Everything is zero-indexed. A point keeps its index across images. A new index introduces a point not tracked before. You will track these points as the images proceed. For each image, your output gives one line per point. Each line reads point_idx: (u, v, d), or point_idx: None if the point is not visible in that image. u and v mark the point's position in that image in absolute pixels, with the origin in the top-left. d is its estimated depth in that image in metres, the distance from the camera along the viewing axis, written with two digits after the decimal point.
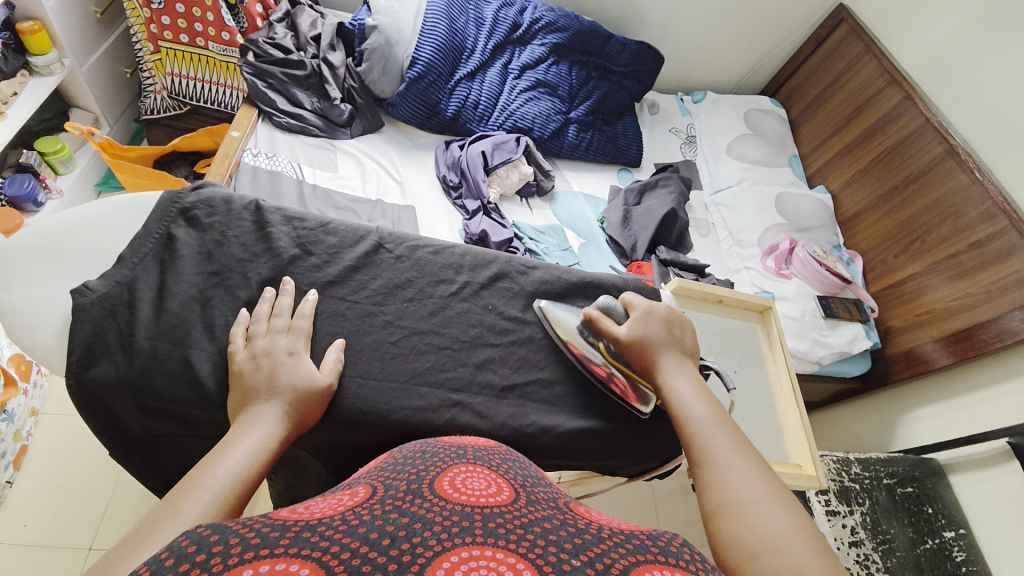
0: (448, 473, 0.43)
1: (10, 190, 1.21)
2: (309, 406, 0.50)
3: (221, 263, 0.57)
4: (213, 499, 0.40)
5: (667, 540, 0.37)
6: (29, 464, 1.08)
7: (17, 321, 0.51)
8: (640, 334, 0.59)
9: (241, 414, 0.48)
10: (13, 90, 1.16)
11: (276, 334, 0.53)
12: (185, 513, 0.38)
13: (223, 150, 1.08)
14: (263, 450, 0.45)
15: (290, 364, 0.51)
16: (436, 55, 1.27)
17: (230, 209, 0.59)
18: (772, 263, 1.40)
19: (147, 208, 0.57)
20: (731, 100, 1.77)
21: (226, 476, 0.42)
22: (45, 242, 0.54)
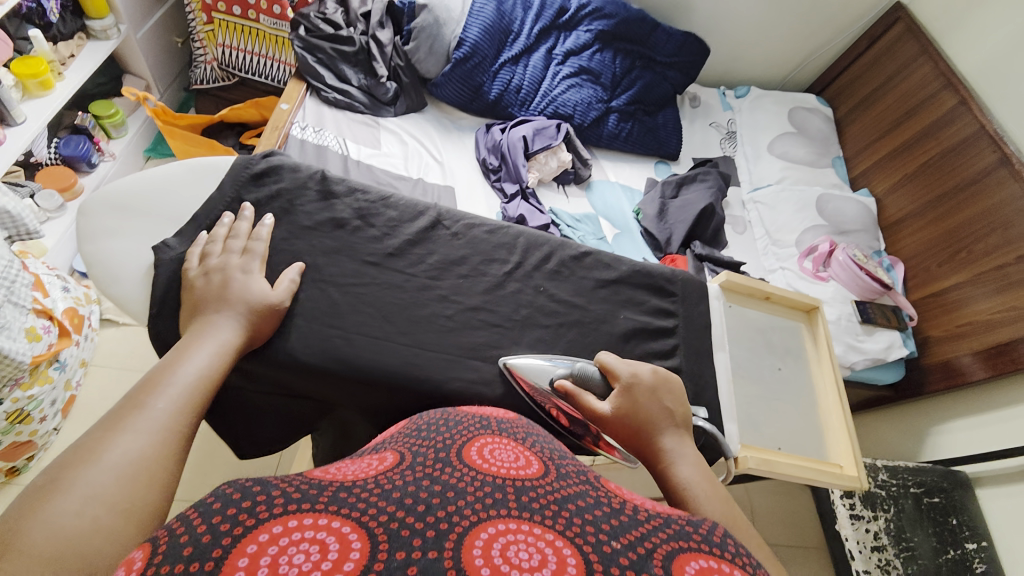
0: (477, 442, 0.42)
1: (66, 150, 1.23)
2: (262, 320, 0.50)
3: (288, 228, 0.58)
4: (179, 394, 0.42)
5: (709, 530, 0.35)
6: (77, 414, 1.12)
7: (103, 274, 0.54)
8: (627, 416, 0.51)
9: (192, 323, 0.48)
10: (70, 51, 1.20)
11: (230, 254, 0.52)
12: (152, 405, 0.41)
13: (273, 122, 1.11)
14: (223, 350, 0.46)
15: (241, 281, 0.50)
16: (483, 36, 1.27)
17: (298, 178, 0.60)
18: (809, 265, 1.38)
19: (220, 171, 0.58)
20: (777, 96, 1.72)
21: (189, 375, 0.44)
22: (127, 201, 0.56)
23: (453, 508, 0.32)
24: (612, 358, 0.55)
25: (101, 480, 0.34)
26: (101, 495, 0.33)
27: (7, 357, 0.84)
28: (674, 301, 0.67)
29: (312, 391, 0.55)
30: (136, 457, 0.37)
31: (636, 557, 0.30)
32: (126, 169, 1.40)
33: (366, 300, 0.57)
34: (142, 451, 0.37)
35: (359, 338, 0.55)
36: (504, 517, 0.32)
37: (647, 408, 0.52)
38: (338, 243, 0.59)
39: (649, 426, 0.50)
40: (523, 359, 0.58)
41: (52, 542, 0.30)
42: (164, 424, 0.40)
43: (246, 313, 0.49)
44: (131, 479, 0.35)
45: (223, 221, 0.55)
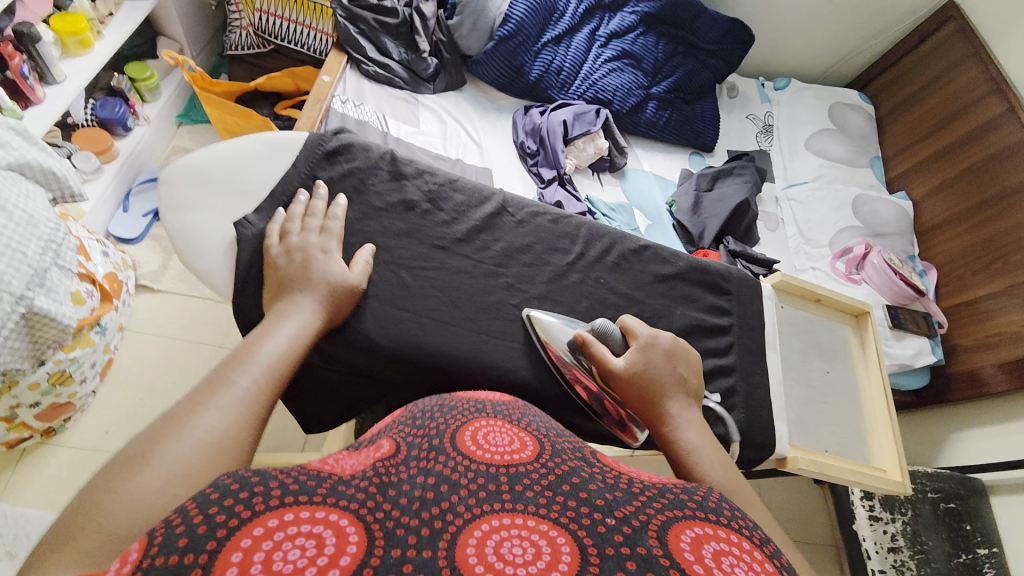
0: (471, 426, 0.42)
1: (102, 113, 1.23)
2: (341, 302, 0.51)
3: (361, 209, 0.58)
4: (262, 372, 0.41)
5: (703, 494, 0.36)
6: (115, 377, 1.15)
7: (185, 246, 0.54)
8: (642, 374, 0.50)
9: (275, 304, 0.48)
10: (110, 10, 1.17)
11: (309, 233, 0.52)
12: (237, 382, 0.40)
13: (315, 94, 1.10)
14: (304, 333, 0.46)
15: (322, 261, 0.51)
16: (528, 15, 1.24)
17: (370, 158, 0.60)
18: (842, 266, 1.37)
19: (296, 147, 0.58)
20: (817, 90, 1.68)
21: (272, 355, 0.43)
22: (205, 173, 0.56)
23: (447, 504, 0.32)
24: (638, 324, 0.55)
25: (182, 456, 0.33)
26: (180, 474, 0.33)
27: (54, 320, 0.85)
28: (729, 298, 0.67)
29: (381, 370, 0.56)
30: (218, 438, 0.36)
31: (632, 531, 0.31)
32: (159, 133, 1.39)
33: (436, 284, 0.58)
34: (224, 430, 0.36)
35: (430, 321, 0.56)
36: (499, 511, 0.32)
37: (661, 369, 0.51)
38: (409, 226, 0.59)
39: (658, 390, 0.49)
40: (548, 315, 0.59)
41: (129, 518, 0.30)
42: (245, 405, 0.39)
43: (327, 296, 0.49)
44: (208, 459, 0.34)
45: (300, 199, 0.55)
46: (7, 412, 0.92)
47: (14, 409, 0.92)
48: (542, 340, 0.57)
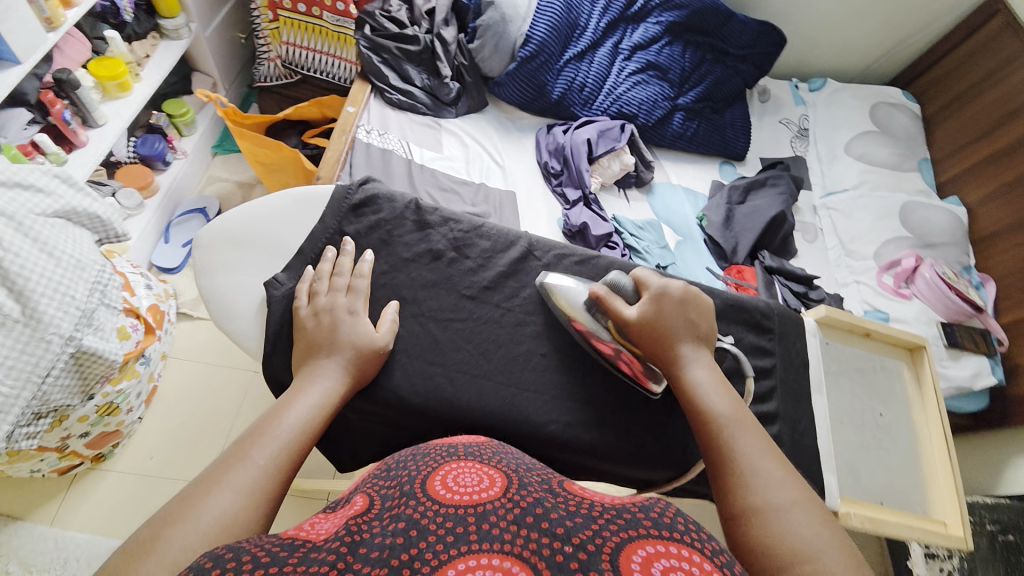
0: (440, 471, 0.44)
1: (143, 150, 1.29)
2: (367, 364, 0.52)
3: (389, 263, 0.60)
4: (277, 448, 0.42)
5: (660, 510, 0.39)
6: (159, 403, 1.20)
7: (219, 308, 0.58)
8: (659, 316, 0.53)
9: (303, 367, 0.50)
10: (146, 52, 1.21)
11: (336, 293, 0.54)
12: (252, 460, 0.41)
13: (341, 126, 1.12)
14: (323, 405, 0.47)
15: (350, 323, 0.52)
16: (550, 34, 1.22)
17: (396, 208, 0.62)
18: (890, 280, 1.29)
19: (323, 202, 0.61)
20: (857, 90, 1.59)
21: (290, 429, 0.44)
22: (236, 235, 0.60)
23: (417, 551, 0.34)
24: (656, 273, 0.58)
25: (189, 542, 0.34)
26: (184, 563, 0.33)
27: (101, 357, 0.88)
28: (771, 337, 0.64)
29: (411, 424, 0.56)
30: (227, 519, 0.36)
31: (586, 558, 0.33)
32: (196, 165, 1.44)
33: (466, 336, 0.59)
34: (232, 512, 0.37)
35: (460, 373, 0.57)
36: (468, 553, 0.34)
37: (674, 314, 0.54)
38: (437, 276, 0.60)
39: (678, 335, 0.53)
40: (561, 279, 0.60)
41: None
42: (258, 485, 0.40)
43: (349, 363, 0.50)
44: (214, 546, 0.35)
45: (327, 256, 0.57)
46: (59, 443, 0.94)
47: (65, 440, 0.95)
48: (560, 308, 0.59)
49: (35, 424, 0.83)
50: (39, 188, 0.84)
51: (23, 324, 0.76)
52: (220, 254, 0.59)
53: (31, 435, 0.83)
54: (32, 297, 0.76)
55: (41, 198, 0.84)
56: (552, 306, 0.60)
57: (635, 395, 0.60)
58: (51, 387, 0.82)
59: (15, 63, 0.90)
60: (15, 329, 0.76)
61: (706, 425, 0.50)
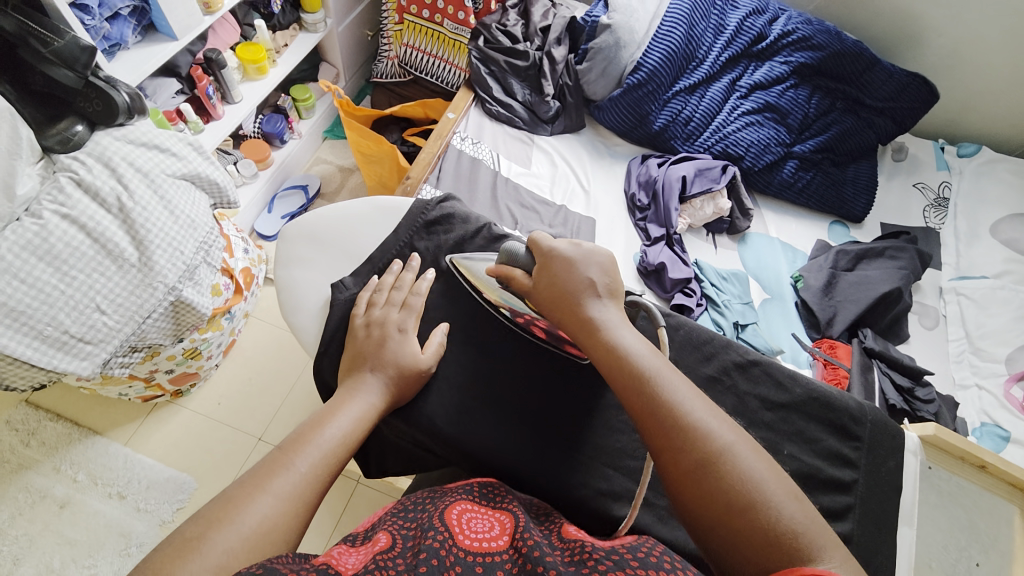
0: (456, 511, 0.45)
1: (267, 127, 1.43)
2: (407, 385, 0.54)
3: (450, 284, 0.62)
4: (319, 457, 0.46)
5: (647, 551, 0.40)
6: (233, 356, 1.31)
7: (289, 300, 0.63)
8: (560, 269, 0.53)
9: (348, 378, 0.53)
10: (285, 41, 1.34)
11: (392, 307, 0.58)
12: (294, 466, 0.44)
13: (438, 131, 1.15)
14: (363, 418, 0.50)
15: (398, 341, 0.55)
16: (664, 63, 1.17)
17: (466, 231, 0.65)
18: (1019, 393, 1.09)
19: (400, 214, 0.66)
20: (1017, 163, 1.36)
21: (332, 439, 0.47)
22: (316, 235, 0.65)
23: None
24: (543, 234, 0.56)
25: (230, 545, 0.38)
26: (226, 564, 0.37)
27: (194, 308, 0.97)
28: (857, 447, 0.55)
29: (439, 449, 0.57)
30: (267, 524, 0.40)
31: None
32: (307, 146, 1.57)
33: (509, 374, 0.59)
34: (273, 518, 0.41)
35: (496, 409, 0.57)
36: None
37: (572, 267, 0.53)
38: (493, 306, 0.61)
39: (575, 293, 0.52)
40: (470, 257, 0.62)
41: None
42: (297, 492, 0.43)
43: (392, 382, 0.53)
44: (253, 551, 0.38)
45: (392, 268, 0.61)
46: (146, 375, 1.06)
47: (151, 373, 1.06)
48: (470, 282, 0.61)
49: (129, 354, 0.95)
50: (172, 152, 0.94)
51: (137, 269, 0.87)
52: (298, 249, 0.64)
53: (124, 364, 0.95)
54: (149, 247, 0.87)
55: (172, 160, 0.94)
56: (462, 282, 0.62)
57: None
58: (149, 327, 0.92)
59: (172, 39, 1.04)
60: (131, 272, 0.87)
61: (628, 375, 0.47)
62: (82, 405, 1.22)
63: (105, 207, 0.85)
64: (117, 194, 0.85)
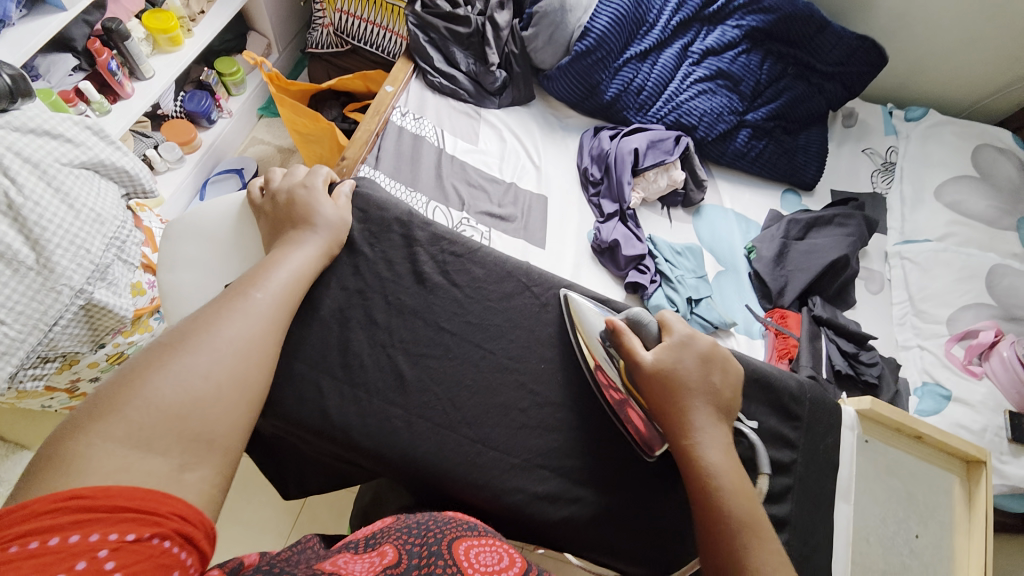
0: (465, 541, 0.42)
1: (190, 105, 1.30)
2: (338, 235, 0.56)
3: (366, 281, 0.56)
4: (278, 287, 0.50)
5: None
6: None
7: (178, 310, 0.56)
8: (672, 374, 0.50)
9: (289, 228, 0.54)
10: (201, 7, 1.20)
11: (293, 177, 0.58)
12: (258, 293, 0.49)
13: (375, 106, 1.07)
14: (312, 257, 0.53)
15: (305, 196, 0.56)
16: (612, 28, 1.11)
17: (383, 219, 0.59)
18: (960, 353, 1.12)
19: None
20: (961, 125, 1.38)
21: (286, 275, 0.51)
22: (209, 232, 0.58)
23: None
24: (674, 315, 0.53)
25: (213, 350, 0.44)
26: (212, 363, 0.44)
27: (109, 310, 0.88)
28: (796, 427, 0.55)
29: (363, 462, 0.53)
30: (242, 337, 0.47)
31: None
32: (240, 125, 1.45)
33: (436, 377, 0.54)
34: (246, 334, 0.47)
35: (421, 416, 0.53)
36: None
37: (691, 370, 0.50)
38: (418, 302, 0.57)
39: (687, 400, 0.49)
40: (583, 297, 0.58)
41: (178, 393, 0.42)
42: (265, 314, 0.49)
43: (331, 230, 0.55)
44: (235, 354, 0.46)
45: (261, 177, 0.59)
46: (67, 385, 0.97)
47: (75, 382, 0.98)
48: (576, 329, 0.56)
49: (41, 366, 0.87)
50: (68, 138, 0.84)
51: (36, 272, 0.79)
52: (186, 250, 0.57)
53: (36, 376, 0.87)
54: (47, 247, 0.79)
55: (69, 147, 0.84)
56: (569, 327, 0.57)
57: (610, 468, 0.54)
58: (58, 334, 0.84)
59: (60, 10, 0.89)
60: (29, 276, 0.79)
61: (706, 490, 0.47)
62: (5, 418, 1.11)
63: None
64: (4, 190, 0.76)
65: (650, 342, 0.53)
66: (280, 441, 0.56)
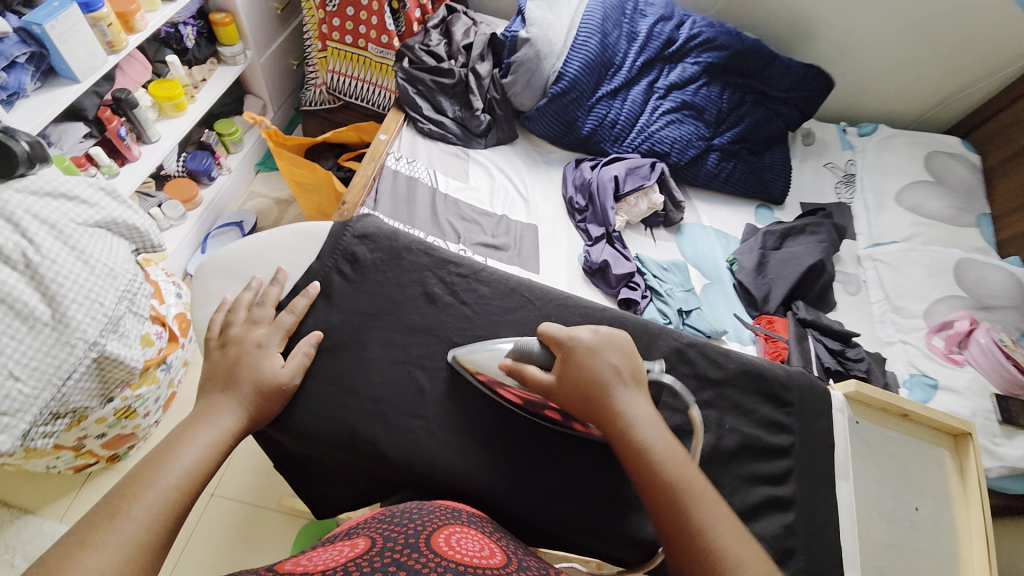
0: (444, 530, 0.44)
1: (192, 165, 1.37)
2: (268, 402, 0.52)
3: (379, 304, 0.61)
4: (162, 494, 0.42)
5: None
6: (174, 410, 1.21)
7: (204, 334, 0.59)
8: (574, 369, 0.52)
9: (196, 408, 0.50)
10: (202, 76, 1.30)
11: (255, 325, 0.56)
12: (133, 511, 0.41)
13: (371, 152, 1.15)
14: (215, 443, 0.47)
15: (255, 356, 0.53)
16: (583, 71, 1.22)
17: (394, 248, 0.63)
18: (940, 343, 1.18)
19: (320, 237, 0.63)
20: (911, 137, 1.51)
21: (180, 474, 0.44)
22: (232, 267, 0.62)
23: None
24: (556, 327, 0.55)
25: None
26: None
27: (122, 362, 0.91)
28: (789, 412, 0.58)
29: (384, 476, 0.56)
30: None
31: None
32: (238, 181, 1.52)
33: (448, 389, 0.58)
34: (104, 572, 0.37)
35: (442, 427, 0.56)
36: None
37: (594, 363, 0.52)
38: (429, 321, 0.61)
39: (598, 386, 0.51)
40: (471, 349, 0.58)
41: None
42: (142, 535, 0.40)
43: (246, 402, 0.51)
44: None
45: (252, 286, 0.58)
46: (74, 442, 0.97)
47: (81, 440, 0.97)
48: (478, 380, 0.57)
49: (52, 423, 0.87)
50: (83, 199, 0.88)
51: (51, 327, 0.80)
52: (213, 283, 0.61)
53: (47, 434, 0.86)
54: (63, 302, 0.81)
55: (83, 208, 0.88)
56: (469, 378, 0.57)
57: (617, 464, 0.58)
58: (71, 389, 0.85)
59: (75, 82, 0.94)
60: (45, 331, 0.80)
61: (648, 475, 0.47)
62: (8, 483, 1.10)
63: (10, 265, 0.78)
64: (22, 250, 0.79)
65: (547, 356, 0.55)
66: (301, 465, 0.59)
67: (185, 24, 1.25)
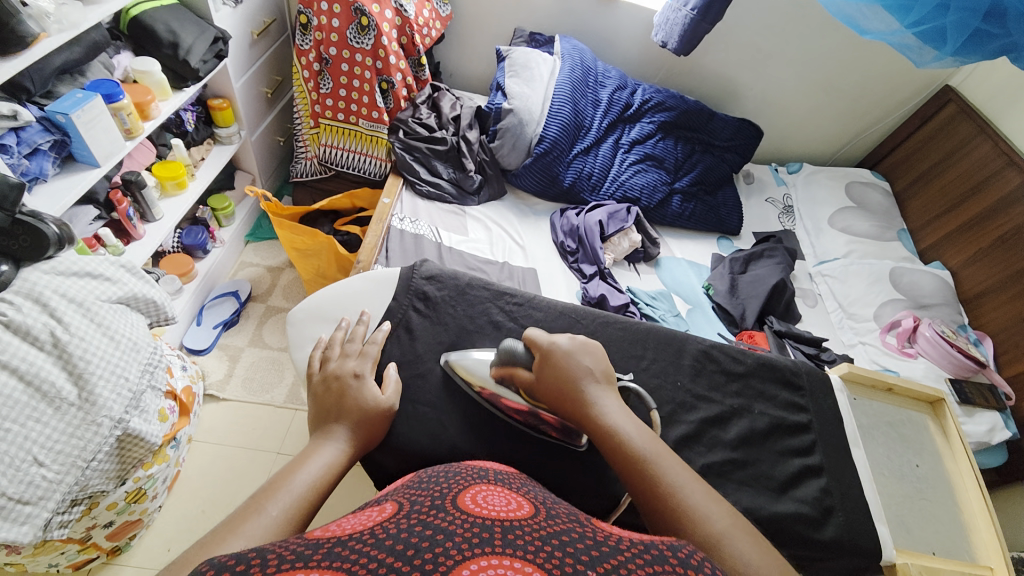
0: (470, 490, 0.42)
1: (187, 240, 1.39)
2: (374, 427, 0.61)
3: None
4: (291, 500, 0.47)
5: (688, 553, 0.35)
6: (179, 489, 1.15)
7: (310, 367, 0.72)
8: (556, 365, 0.62)
9: (314, 433, 0.57)
10: (201, 156, 1.35)
11: (347, 358, 0.65)
12: (266, 511, 0.45)
13: (378, 214, 1.24)
14: (333, 464, 0.53)
15: (356, 386, 0.62)
16: (561, 133, 1.40)
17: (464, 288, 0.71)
18: (893, 340, 1.35)
19: (390, 281, 0.81)
20: (831, 172, 1.77)
21: (303, 484, 0.50)
22: (323, 313, 0.77)
23: (440, 549, 0.31)
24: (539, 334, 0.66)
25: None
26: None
27: (143, 439, 0.88)
28: (803, 394, 0.76)
29: None
30: None
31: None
32: (230, 252, 1.54)
33: None
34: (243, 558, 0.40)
35: None
36: (490, 555, 0.31)
37: (571, 361, 0.62)
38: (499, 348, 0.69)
39: (573, 383, 0.60)
40: (461, 358, 0.73)
41: None
42: (269, 534, 0.43)
43: (348, 438, 0.57)
44: None
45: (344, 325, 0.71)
46: (82, 535, 0.91)
47: (89, 531, 0.91)
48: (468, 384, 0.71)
49: (68, 511, 0.82)
50: (106, 276, 0.89)
51: (77, 408, 0.79)
52: (308, 326, 0.75)
53: (64, 524, 0.81)
54: (90, 380, 0.80)
55: (107, 285, 0.89)
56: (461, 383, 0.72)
57: None
58: (92, 473, 0.81)
59: (94, 166, 0.98)
60: (70, 412, 0.79)
61: (625, 454, 0.55)
62: None
63: (37, 346, 0.78)
64: (50, 329, 0.79)
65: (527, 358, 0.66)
66: None
67: (185, 110, 1.32)
